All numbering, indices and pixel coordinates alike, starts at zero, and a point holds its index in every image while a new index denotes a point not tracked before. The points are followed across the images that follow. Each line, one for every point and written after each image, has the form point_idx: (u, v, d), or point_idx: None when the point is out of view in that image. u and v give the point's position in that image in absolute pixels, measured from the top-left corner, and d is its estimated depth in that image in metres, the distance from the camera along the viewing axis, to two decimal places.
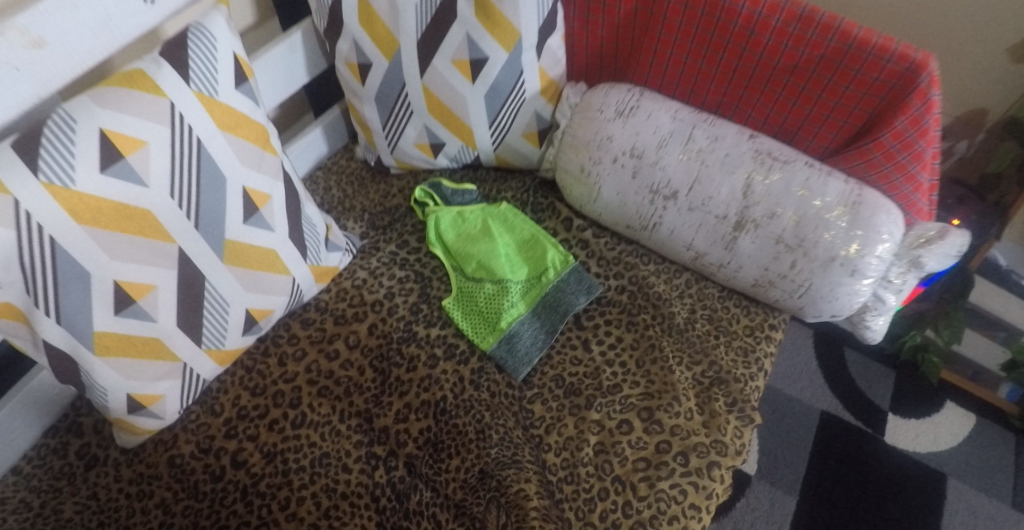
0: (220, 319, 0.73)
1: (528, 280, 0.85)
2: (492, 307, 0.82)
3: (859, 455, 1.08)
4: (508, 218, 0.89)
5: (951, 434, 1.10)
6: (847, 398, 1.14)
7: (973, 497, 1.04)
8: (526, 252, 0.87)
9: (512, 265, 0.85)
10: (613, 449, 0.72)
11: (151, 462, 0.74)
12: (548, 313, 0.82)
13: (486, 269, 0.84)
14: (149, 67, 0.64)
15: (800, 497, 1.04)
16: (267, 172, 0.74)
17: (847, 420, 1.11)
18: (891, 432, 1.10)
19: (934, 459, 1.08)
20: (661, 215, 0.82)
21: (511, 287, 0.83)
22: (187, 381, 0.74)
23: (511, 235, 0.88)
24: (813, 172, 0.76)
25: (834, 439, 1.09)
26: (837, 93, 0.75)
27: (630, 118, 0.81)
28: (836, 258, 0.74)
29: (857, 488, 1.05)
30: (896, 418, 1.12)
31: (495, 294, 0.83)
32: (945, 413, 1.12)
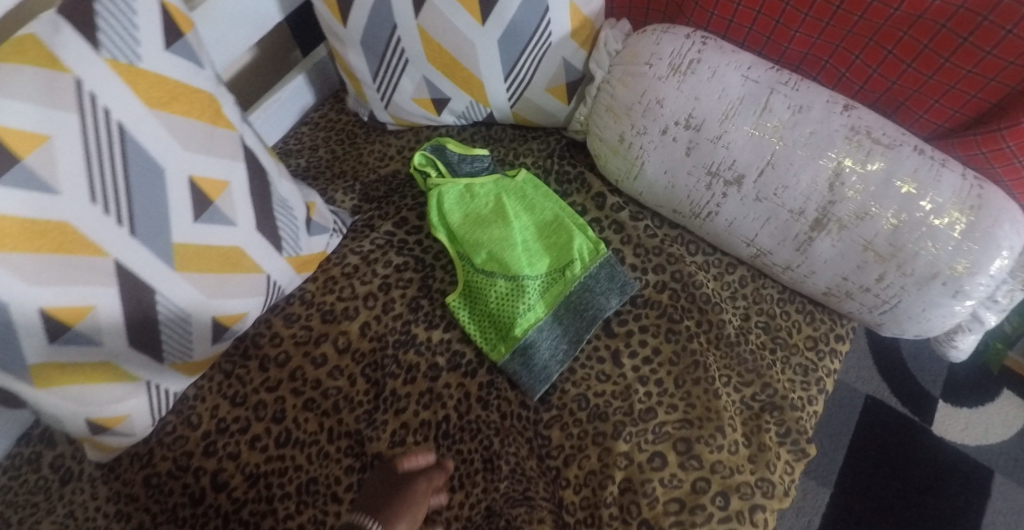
0: (182, 331, 0.62)
1: (550, 274, 0.71)
2: (504, 309, 0.68)
3: (902, 446, 0.98)
4: (527, 193, 0.73)
5: (1004, 426, 0.99)
6: (896, 381, 1.03)
7: (1020, 496, 0.94)
8: (548, 238, 0.72)
9: (530, 256, 0.71)
10: (642, 489, 0.62)
11: (128, 479, 0.66)
12: (572, 317, 0.69)
13: (498, 260, 0.70)
14: (43, 30, 0.50)
15: (835, 488, 0.96)
16: (219, 153, 0.60)
17: (892, 406, 1.01)
18: (940, 422, 1.00)
19: (983, 454, 0.98)
20: (719, 203, 0.65)
21: (528, 283, 0.70)
22: (155, 398, 0.65)
23: (530, 216, 0.73)
24: (924, 161, 0.58)
25: (877, 428, 1.00)
26: (971, 58, 0.55)
27: (687, 76, 0.63)
28: (938, 275, 0.58)
29: (896, 481, 0.96)
30: (946, 406, 1.01)
31: (508, 293, 0.69)
32: (1000, 403, 1.01)
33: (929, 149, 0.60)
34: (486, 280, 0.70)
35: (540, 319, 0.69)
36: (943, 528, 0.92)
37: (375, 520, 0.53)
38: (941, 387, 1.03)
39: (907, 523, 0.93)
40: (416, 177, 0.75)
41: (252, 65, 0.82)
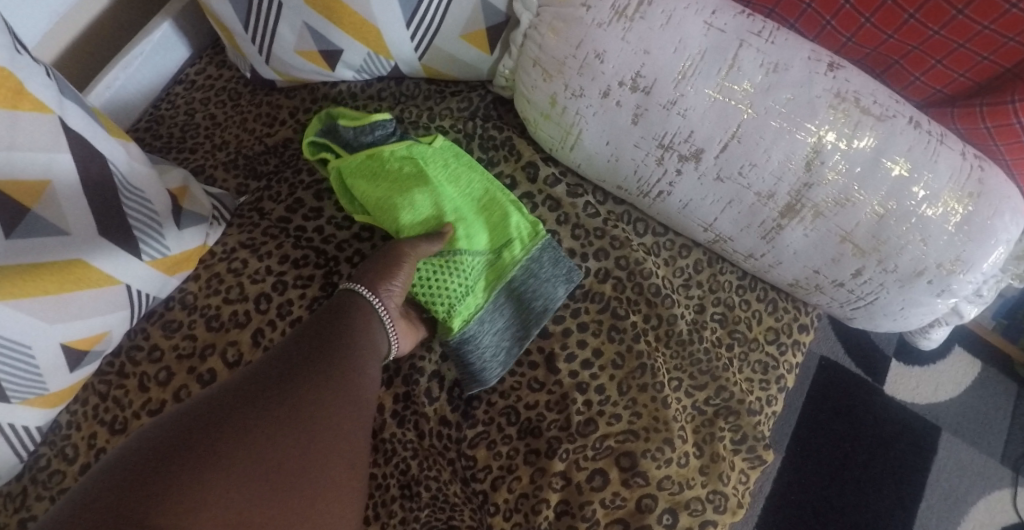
0: (26, 365, 0.50)
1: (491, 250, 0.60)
2: (441, 292, 0.57)
3: (853, 408, 0.94)
4: (452, 160, 0.61)
5: (953, 384, 0.96)
6: (850, 341, 0.98)
7: (964, 452, 0.92)
8: (484, 208, 0.61)
9: (466, 227, 0.59)
10: (580, 512, 0.55)
11: (2, 523, 0.57)
12: (515, 304, 0.60)
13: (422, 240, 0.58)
14: None
15: (787, 452, 0.92)
16: (27, 148, 0.46)
17: (845, 367, 0.97)
18: (890, 383, 0.96)
19: (931, 412, 0.95)
20: (673, 183, 0.54)
21: (464, 264, 0.58)
22: (16, 438, 0.54)
23: (456, 186, 0.60)
24: (920, 137, 0.47)
25: (830, 390, 0.95)
26: (991, 11, 0.43)
27: (635, 23, 0.49)
28: (924, 273, 0.49)
29: (847, 443, 0.92)
30: (898, 366, 0.97)
31: (444, 273, 0.58)
32: (949, 362, 0.98)
33: (926, 124, 0.48)
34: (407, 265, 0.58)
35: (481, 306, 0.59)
36: (891, 488, 0.90)
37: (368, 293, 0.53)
38: (893, 347, 0.99)
39: (855, 485, 0.90)
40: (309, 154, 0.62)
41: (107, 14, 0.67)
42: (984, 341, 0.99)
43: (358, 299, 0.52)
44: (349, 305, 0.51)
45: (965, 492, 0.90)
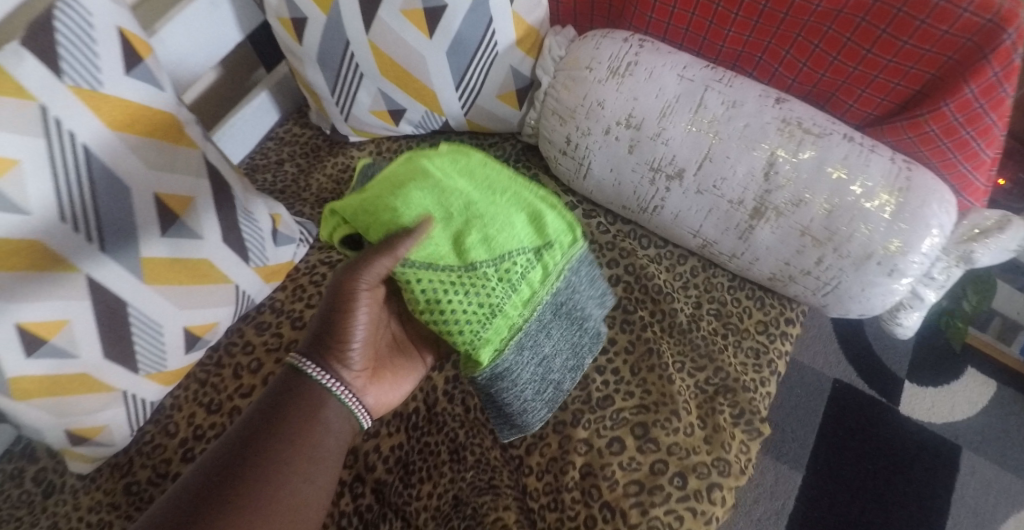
0: (155, 341, 0.64)
1: (510, 257, 0.58)
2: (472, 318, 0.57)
3: (872, 426, 1.01)
4: (459, 159, 0.59)
5: (968, 404, 1.03)
6: (861, 365, 1.06)
7: (988, 470, 0.98)
8: (500, 207, 0.58)
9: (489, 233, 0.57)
10: (602, 472, 0.65)
11: (108, 489, 0.69)
12: (556, 320, 0.62)
13: (430, 268, 0.56)
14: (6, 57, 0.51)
15: (807, 472, 0.98)
16: (184, 170, 0.62)
17: (860, 389, 1.04)
18: (905, 402, 1.03)
19: (949, 431, 1.01)
20: (664, 197, 0.68)
21: (482, 283, 0.57)
22: (132, 407, 0.67)
23: (469, 184, 0.58)
24: (855, 147, 0.61)
25: (846, 410, 1.03)
26: (892, 48, 0.58)
27: (626, 78, 0.66)
28: (872, 256, 0.60)
29: (868, 460, 0.99)
30: (912, 387, 1.04)
31: (473, 291, 0.57)
32: (965, 381, 1.05)
33: (859, 138, 0.62)
34: (421, 295, 0.56)
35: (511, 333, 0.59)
36: (916, 506, 0.96)
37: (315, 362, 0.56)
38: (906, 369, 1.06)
39: (878, 503, 0.96)
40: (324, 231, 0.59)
41: (215, 87, 0.86)
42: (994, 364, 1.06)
43: (307, 382, 0.56)
44: (299, 386, 0.56)
45: (991, 508, 0.96)
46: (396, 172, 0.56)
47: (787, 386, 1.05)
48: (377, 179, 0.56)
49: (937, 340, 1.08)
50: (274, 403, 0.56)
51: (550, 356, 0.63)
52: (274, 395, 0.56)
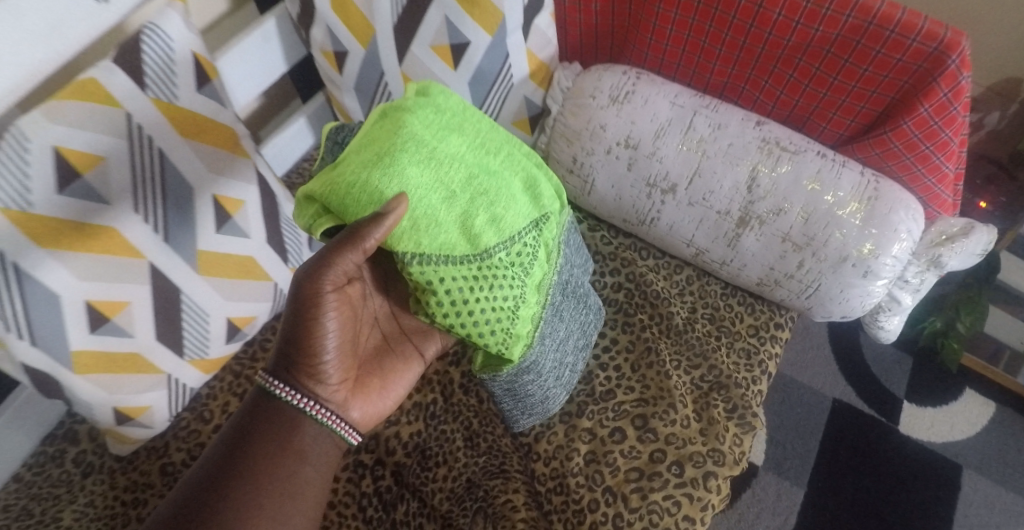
0: (201, 329, 0.72)
1: (514, 235, 0.61)
2: (499, 312, 0.61)
3: (872, 444, 1.05)
4: (434, 118, 0.59)
5: (967, 424, 1.06)
6: (861, 385, 1.09)
7: (989, 489, 1.01)
8: (488, 174, 0.61)
9: (493, 200, 0.60)
10: (604, 459, 0.70)
11: (145, 469, 0.75)
12: (565, 300, 0.69)
13: (454, 269, 0.58)
14: (101, 75, 0.60)
15: (808, 488, 1.02)
16: (239, 177, 0.71)
17: (859, 408, 1.08)
18: (905, 421, 1.07)
19: (949, 450, 1.04)
20: (660, 209, 0.76)
21: (501, 272, 0.61)
22: (174, 391, 0.73)
23: (453, 152, 0.59)
24: (826, 163, 0.69)
25: (846, 430, 1.06)
26: (854, 76, 0.66)
27: (624, 105, 0.75)
28: (847, 258, 0.67)
29: (869, 478, 1.02)
30: (911, 407, 1.08)
31: (494, 279, 0.60)
32: (964, 401, 1.08)
33: (831, 154, 0.70)
34: (451, 300, 0.59)
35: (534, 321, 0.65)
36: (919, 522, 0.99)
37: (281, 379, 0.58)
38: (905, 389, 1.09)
39: (880, 519, 0.99)
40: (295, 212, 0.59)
41: (258, 112, 0.95)
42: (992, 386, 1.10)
43: (277, 402, 0.59)
44: (270, 407, 0.59)
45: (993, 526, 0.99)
46: (376, 146, 0.56)
47: (786, 404, 1.09)
48: (359, 156, 0.56)
49: (933, 360, 1.11)
50: (248, 419, 0.59)
51: (565, 338, 0.70)
52: (245, 417, 0.59)
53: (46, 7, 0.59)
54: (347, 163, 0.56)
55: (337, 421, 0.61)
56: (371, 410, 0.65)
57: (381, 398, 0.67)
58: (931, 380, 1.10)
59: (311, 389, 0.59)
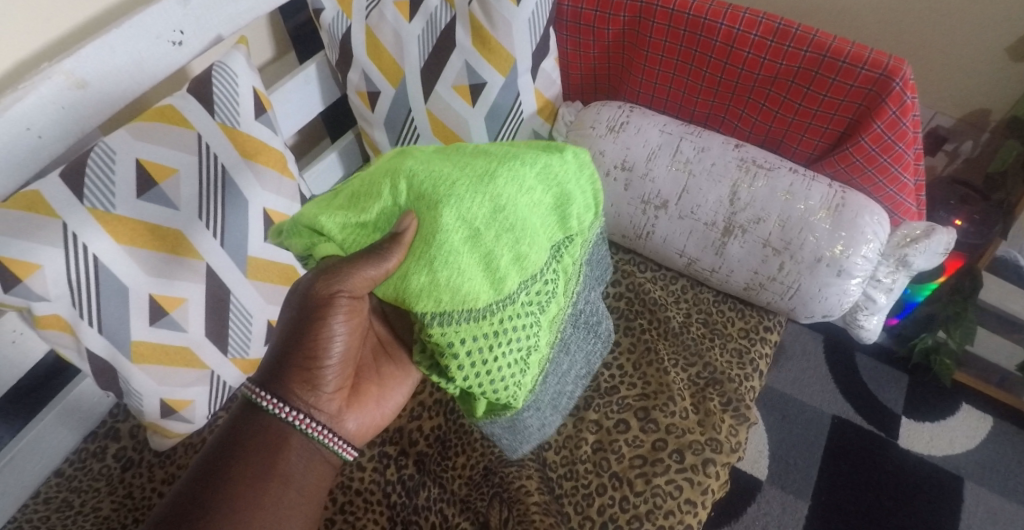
0: (244, 329, 0.79)
1: (536, 275, 0.60)
2: (511, 367, 0.60)
3: (873, 458, 1.11)
4: (451, 140, 0.57)
5: (966, 437, 1.13)
6: (860, 402, 1.16)
7: (991, 499, 1.08)
8: (516, 202, 0.57)
9: (517, 233, 0.57)
10: (610, 447, 0.77)
11: (182, 463, 0.82)
12: (574, 332, 0.73)
13: (476, 327, 0.56)
14: (178, 102, 0.72)
15: (811, 501, 1.07)
16: (286, 195, 0.81)
17: (859, 424, 1.14)
18: (905, 436, 1.13)
19: (950, 463, 1.11)
20: (654, 223, 0.84)
21: (520, 320, 0.59)
22: (215, 387, 0.80)
23: (475, 180, 0.56)
24: (797, 178, 0.79)
25: (844, 444, 1.12)
26: (816, 101, 0.77)
27: (620, 133, 0.85)
28: (822, 258, 0.76)
29: (873, 491, 1.08)
30: (909, 422, 1.15)
31: (513, 323, 0.59)
32: (961, 416, 1.16)
33: (801, 170, 0.81)
34: (471, 361, 0.57)
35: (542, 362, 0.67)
36: None
37: (274, 393, 0.58)
38: (903, 405, 1.17)
39: None
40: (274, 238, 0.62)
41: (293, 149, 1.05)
42: (987, 402, 1.18)
43: (267, 414, 0.59)
44: (257, 418, 0.59)
45: None
46: (389, 182, 0.55)
47: (787, 420, 1.15)
48: (371, 188, 0.56)
49: (929, 377, 1.19)
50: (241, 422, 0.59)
51: (567, 372, 0.74)
52: (231, 428, 0.59)
53: (132, 45, 0.71)
54: (357, 195, 0.56)
55: (330, 434, 0.61)
56: (367, 421, 0.66)
57: (379, 406, 0.67)
58: (927, 397, 1.17)
59: (303, 401, 0.59)
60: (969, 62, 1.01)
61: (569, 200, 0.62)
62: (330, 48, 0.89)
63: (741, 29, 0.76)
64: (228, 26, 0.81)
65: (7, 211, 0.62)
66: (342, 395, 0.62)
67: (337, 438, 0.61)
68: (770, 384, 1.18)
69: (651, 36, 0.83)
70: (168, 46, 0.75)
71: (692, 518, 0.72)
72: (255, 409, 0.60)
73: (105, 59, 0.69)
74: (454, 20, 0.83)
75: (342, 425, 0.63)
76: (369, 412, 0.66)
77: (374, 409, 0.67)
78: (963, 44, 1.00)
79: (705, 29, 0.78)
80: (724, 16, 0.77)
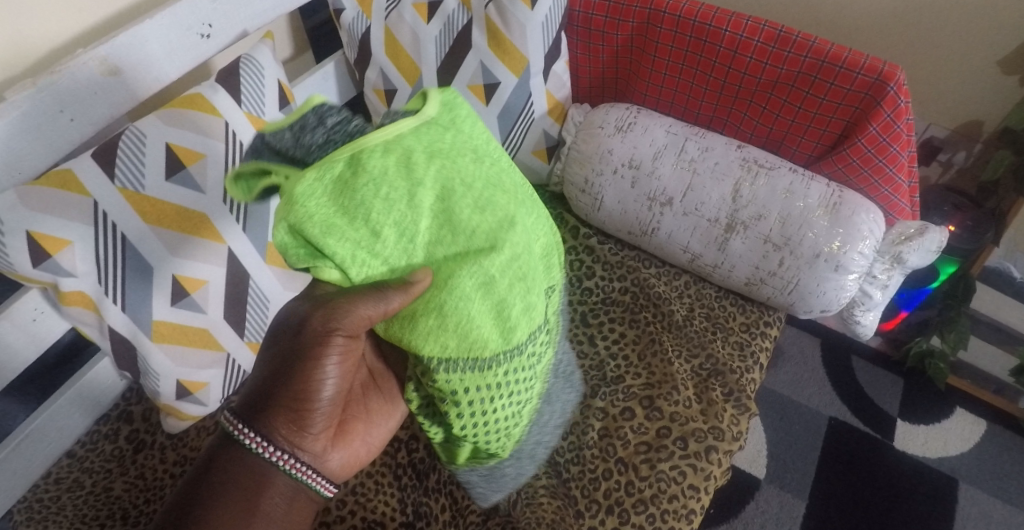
0: (261, 314, 0.81)
1: (539, 325, 0.62)
2: (507, 418, 0.65)
3: (869, 459, 1.14)
4: (477, 177, 0.56)
5: (960, 440, 1.16)
6: (856, 404, 1.19)
7: (984, 500, 1.10)
8: (529, 251, 0.59)
9: (526, 284, 0.58)
10: (617, 433, 0.79)
11: (195, 445, 0.84)
12: (553, 383, 0.76)
13: (479, 377, 0.59)
14: (206, 91, 0.75)
15: (808, 500, 1.10)
16: None
17: (855, 425, 1.17)
18: (900, 438, 1.16)
19: (945, 464, 1.14)
20: (659, 220, 0.87)
21: (521, 373, 0.62)
22: (230, 371, 0.82)
23: (495, 226, 0.55)
24: (797, 178, 0.82)
25: (840, 445, 1.15)
26: (814, 104, 0.81)
27: (628, 133, 0.88)
28: (820, 254, 0.79)
29: (869, 491, 1.11)
30: (905, 424, 1.17)
31: (515, 376, 0.61)
32: (955, 419, 1.19)
33: (802, 170, 0.84)
34: (471, 410, 0.61)
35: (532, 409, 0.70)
36: None
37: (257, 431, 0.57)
38: (899, 408, 1.20)
39: None
40: (233, 189, 0.56)
41: None
42: (981, 406, 1.21)
43: (248, 450, 0.58)
44: (237, 451, 0.58)
45: None
46: (406, 212, 0.53)
47: (784, 421, 1.18)
48: (388, 211, 0.52)
49: (923, 381, 1.22)
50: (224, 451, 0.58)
51: (548, 420, 0.76)
52: (207, 461, 0.58)
53: (163, 35, 0.74)
54: (367, 210, 0.52)
55: (314, 474, 0.60)
56: (351, 459, 0.67)
57: (365, 442, 0.69)
58: (921, 401, 1.20)
59: (293, 442, 0.59)
60: (964, 75, 1.06)
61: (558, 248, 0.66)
62: (349, 47, 0.92)
63: (744, 36, 0.80)
64: (253, 22, 0.84)
65: (42, 188, 0.65)
66: (328, 435, 0.62)
67: (323, 479, 0.61)
68: (768, 386, 1.21)
69: (658, 41, 0.87)
70: (196, 38, 0.78)
71: (696, 503, 0.75)
72: (232, 441, 0.59)
73: (137, 48, 0.72)
74: (470, 23, 0.86)
75: (326, 463, 0.63)
76: (353, 449, 0.68)
77: (360, 447, 0.69)
78: (959, 60, 1.04)
79: (710, 35, 0.82)
80: (728, 23, 0.81)
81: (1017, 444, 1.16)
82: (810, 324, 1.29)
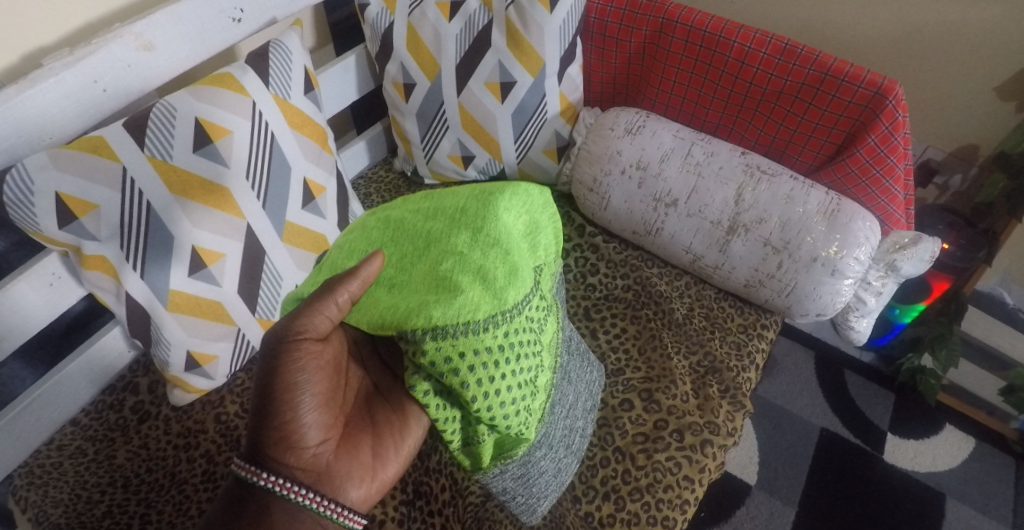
0: (274, 292, 0.83)
1: (529, 291, 0.60)
2: (521, 391, 0.59)
3: (859, 470, 1.16)
4: (422, 204, 0.65)
5: (949, 456, 1.18)
6: (847, 417, 1.22)
7: (971, 516, 1.12)
8: (499, 221, 0.60)
9: (498, 244, 0.58)
10: (615, 423, 0.81)
11: (199, 418, 0.85)
12: (571, 360, 0.73)
13: (476, 340, 0.55)
14: (236, 72, 0.78)
15: (797, 507, 1.11)
16: (324, 168, 0.87)
17: (846, 437, 1.19)
18: (889, 452, 1.18)
19: (933, 479, 1.16)
20: (663, 220, 0.89)
21: (524, 335, 0.58)
22: (239, 346, 0.83)
23: (450, 218, 0.62)
24: (797, 185, 0.85)
25: (830, 455, 1.17)
26: (816, 115, 0.85)
27: (637, 135, 0.91)
28: (817, 258, 0.81)
29: (858, 503, 1.12)
30: (895, 439, 1.20)
31: (514, 335, 0.57)
32: (944, 435, 1.21)
33: (803, 177, 0.87)
34: (478, 379, 0.55)
35: (547, 390, 0.66)
36: None
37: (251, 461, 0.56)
38: (890, 423, 1.22)
39: None
40: None
41: None
42: (972, 424, 1.23)
43: (254, 487, 0.56)
44: (248, 492, 0.56)
45: None
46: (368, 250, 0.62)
47: (776, 429, 1.20)
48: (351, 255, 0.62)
49: (915, 398, 1.25)
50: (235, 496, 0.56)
51: (574, 404, 0.73)
52: (219, 512, 0.55)
53: (197, 17, 0.77)
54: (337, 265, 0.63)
55: (316, 498, 0.56)
56: (370, 478, 0.62)
57: (377, 462, 0.63)
58: (912, 416, 1.23)
59: (285, 464, 0.56)
60: (964, 100, 1.10)
61: (540, 228, 0.66)
62: (371, 41, 0.96)
63: (752, 47, 0.84)
64: (282, 10, 0.87)
65: (73, 152, 0.68)
66: (330, 450, 0.60)
67: (338, 506, 0.58)
68: (761, 395, 1.24)
69: (669, 50, 0.91)
70: (227, 21, 0.81)
71: (690, 493, 0.76)
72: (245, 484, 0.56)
73: (171, 26, 0.75)
74: (490, 23, 0.90)
75: (334, 485, 0.59)
76: (364, 468, 0.62)
77: (373, 466, 0.62)
78: (958, 84, 1.09)
79: (720, 45, 0.86)
80: (737, 34, 0.85)
81: (1005, 463, 1.18)
82: (806, 337, 1.32)
